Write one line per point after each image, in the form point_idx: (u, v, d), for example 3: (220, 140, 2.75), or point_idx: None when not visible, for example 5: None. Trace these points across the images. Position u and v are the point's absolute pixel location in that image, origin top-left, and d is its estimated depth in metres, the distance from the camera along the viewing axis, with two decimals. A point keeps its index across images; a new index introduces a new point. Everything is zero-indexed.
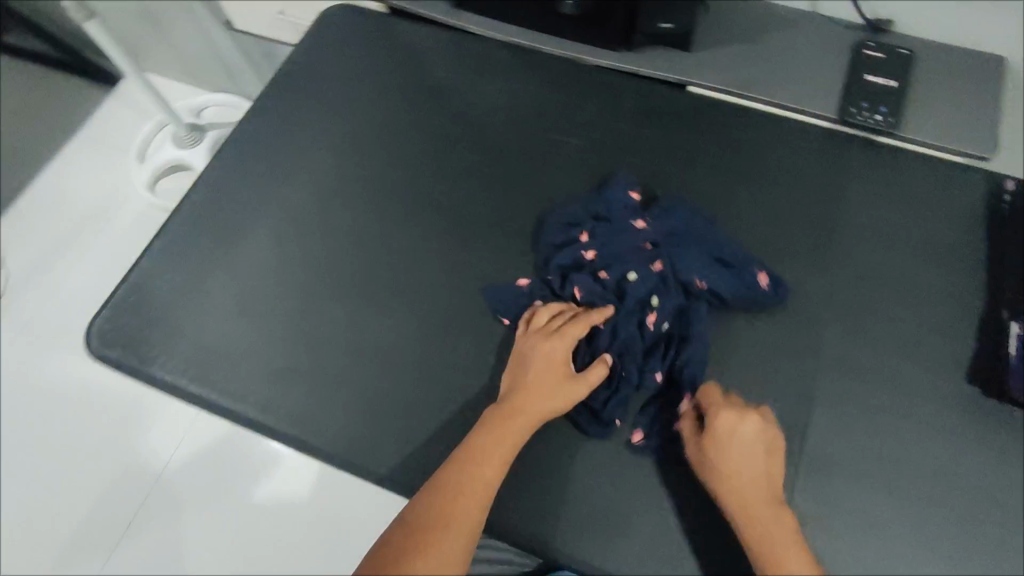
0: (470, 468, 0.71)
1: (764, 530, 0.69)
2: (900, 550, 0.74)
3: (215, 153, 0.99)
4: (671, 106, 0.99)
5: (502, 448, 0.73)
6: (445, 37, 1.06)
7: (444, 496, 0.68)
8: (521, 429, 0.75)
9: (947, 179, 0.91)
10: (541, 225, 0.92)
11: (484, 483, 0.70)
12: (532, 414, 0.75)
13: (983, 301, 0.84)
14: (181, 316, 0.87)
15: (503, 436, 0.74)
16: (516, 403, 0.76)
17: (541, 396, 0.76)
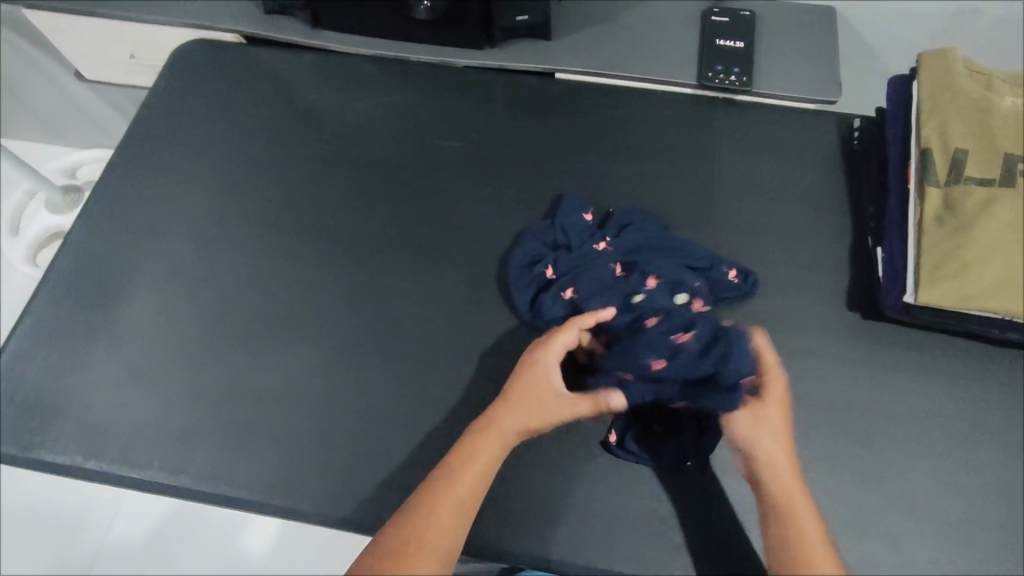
0: (449, 490, 0.65)
1: (786, 486, 0.64)
2: (831, 484, 0.74)
3: (80, 215, 0.94)
4: (541, 95, 1.00)
5: (483, 465, 0.67)
6: (309, 59, 1.04)
7: (421, 521, 0.63)
8: (506, 442, 0.69)
9: (801, 126, 0.96)
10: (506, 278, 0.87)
11: (461, 507, 0.65)
12: (515, 425, 0.69)
13: (852, 231, 0.89)
14: (66, 391, 0.80)
15: (487, 452, 0.68)
16: (502, 415, 0.70)
17: (530, 406, 0.70)
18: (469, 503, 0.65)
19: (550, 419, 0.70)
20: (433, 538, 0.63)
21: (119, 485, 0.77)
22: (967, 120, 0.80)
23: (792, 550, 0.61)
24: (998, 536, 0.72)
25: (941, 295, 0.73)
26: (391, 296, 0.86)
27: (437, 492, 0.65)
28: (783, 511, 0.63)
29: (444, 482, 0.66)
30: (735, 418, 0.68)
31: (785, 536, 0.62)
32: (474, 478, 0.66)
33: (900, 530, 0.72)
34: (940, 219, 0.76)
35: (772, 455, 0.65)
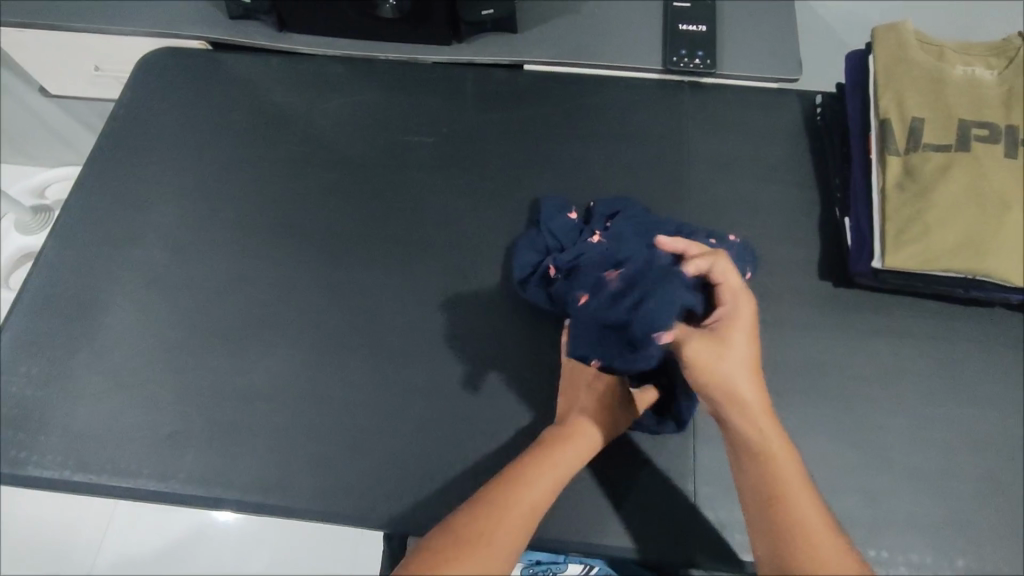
0: (532, 482, 0.62)
1: (759, 421, 0.61)
2: (814, 447, 0.76)
3: (53, 229, 0.92)
4: (511, 87, 1.01)
5: (563, 466, 0.65)
6: (277, 62, 1.04)
7: (503, 508, 0.59)
8: (579, 449, 0.68)
9: (765, 105, 0.99)
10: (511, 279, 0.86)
11: (541, 501, 0.62)
12: (588, 433, 0.69)
13: (820, 203, 0.91)
14: (49, 406, 0.80)
15: (563, 453, 0.66)
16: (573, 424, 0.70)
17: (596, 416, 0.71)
18: (547, 500, 0.62)
19: (590, 442, 0.69)
20: (512, 528, 0.58)
21: (108, 495, 0.76)
22: (921, 89, 0.82)
23: (772, 488, 0.57)
24: (972, 487, 0.74)
25: (906, 259, 0.75)
26: (372, 292, 0.87)
27: (517, 483, 0.62)
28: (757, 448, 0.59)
29: (524, 474, 0.63)
30: (696, 350, 0.63)
31: (763, 473, 0.58)
32: (553, 476, 0.64)
33: (881, 487, 0.74)
34: (902, 186, 0.79)
35: (739, 387, 0.61)
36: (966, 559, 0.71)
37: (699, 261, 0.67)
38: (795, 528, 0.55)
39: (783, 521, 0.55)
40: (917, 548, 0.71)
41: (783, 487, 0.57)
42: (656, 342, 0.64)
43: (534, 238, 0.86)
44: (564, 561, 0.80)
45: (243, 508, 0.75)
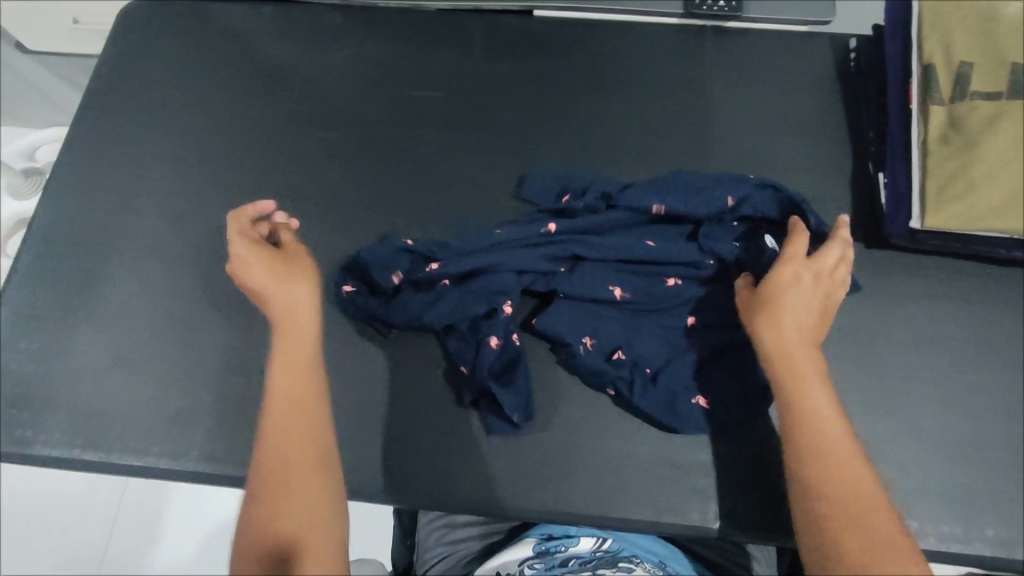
0: (301, 451, 0.60)
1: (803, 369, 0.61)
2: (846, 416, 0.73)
3: (43, 196, 0.88)
4: (521, 35, 0.94)
5: (301, 350, 0.65)
6: (270, 12, 0.97)
7: (271, 451, 0.60)
8: (310, 317, 0.67)
9: (795, 50, 0.92)
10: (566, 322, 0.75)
11: (292, 400, 0.62)
12: (298, 312, 0.67)
13: (851, 158, 0.86)
14: (53, 382, 0.77)
15: (291, 399, 0.62)
16: (285, 305, 0.67)
17: (299, 285, 0.68)
18: (311, 394, 0.63)
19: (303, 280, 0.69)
20: (308, 451, 0.60)
21: (118, 473, 0.74)
22: (972, 31, 0.76)
23: (811, 464, 0.57)
24: (1006, 456, 0.72)
25: (946, 219, 0.71)
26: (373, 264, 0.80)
27: (269, 418, 0.61)
28: (795, 408, 0.60)
29: (270, 404, 0.62)
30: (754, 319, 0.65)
31: (803, 451, 0.58)
32: (297, 378, 0.64)
33: (912, 458, 0.72)
34: (946, 139, 0.73)
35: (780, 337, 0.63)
36: (998, 530, 0.70)
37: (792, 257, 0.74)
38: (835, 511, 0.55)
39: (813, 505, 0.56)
40: (948, 519, 0.70)
41: (825, 480, 0.56)
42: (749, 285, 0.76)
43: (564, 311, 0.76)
44: (575, 533, 0.76)
45: None
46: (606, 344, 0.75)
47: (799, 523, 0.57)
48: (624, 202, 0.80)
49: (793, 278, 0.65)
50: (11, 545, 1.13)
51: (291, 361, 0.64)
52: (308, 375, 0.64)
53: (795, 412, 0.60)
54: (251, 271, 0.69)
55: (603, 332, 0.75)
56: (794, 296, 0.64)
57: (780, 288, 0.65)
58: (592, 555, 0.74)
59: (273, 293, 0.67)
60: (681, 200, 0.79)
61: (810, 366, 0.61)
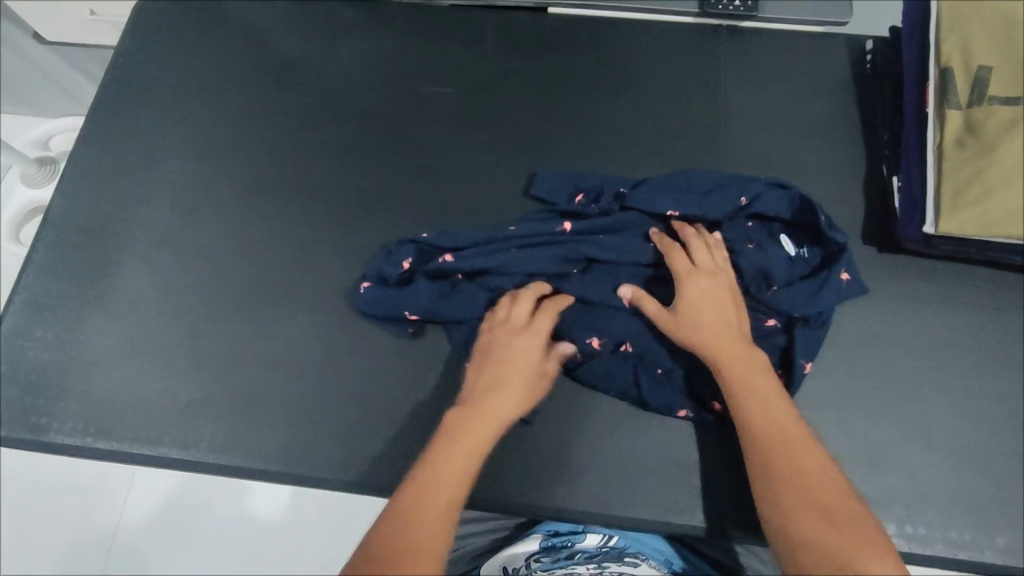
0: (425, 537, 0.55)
1: (745, 371, 0.64)
2: (855, 421, 0.73)
3: (59, 187, 0.88)
4: (534, 32, 0.94)
5: (469, 450, 0.62)
6: (284, 7, 0.97)
7: (400, 535, 0.55)
8: (484, 435, 0.64)
9: (811, 51, 0.91)
10: (575, 324, 0.76)
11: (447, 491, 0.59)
12: (492, 415, 0.65)
13: (865, 161, 0.85)
14: (66, 372, 0.78)
15: (442, 480, 0.60)
16: (480, 405, 0.66)
17: (513, 388, 0.67)
18: (459, 497, 0.59)
19: (513, 383, 0.68)
20: (429, 550, 0.54)
21: (131, 462, 0.75)
22: (991, 33, 0.75)
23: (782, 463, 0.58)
24: (1016, 463, 0.72)
25: (962, 224, 0.70)
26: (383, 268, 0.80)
27: (415, 492, 0.58)
28: (749, 412, 0.62)
29: (421, 487, 0.59)
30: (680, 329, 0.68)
31: (769, 449, 0.59)
32: (458, 476, 0.60)
33: (921, 464, 0.72)
34: (962, 143, 0.72)
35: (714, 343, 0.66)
36: (1006, 538, 0.69)
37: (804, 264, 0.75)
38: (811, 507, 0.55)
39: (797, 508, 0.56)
40: (956, 525, 0.70)
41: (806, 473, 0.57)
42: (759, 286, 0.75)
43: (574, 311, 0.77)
44: (583, 530, 0.77)
45: (268, 475, 0.74)
46: (618, 344, 0.76)
47: (778, 532, 0.55)
48: (634, 203, 0.80)
49: (709, 287, 0.70)
50: (23, 531, 1.14)
51: (462, 458, 0.62)
52: (470, 466, 0.62)
53: (747, 415, 0.62)
54: (490, 368, 0.69)
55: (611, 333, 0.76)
56: (708, 301, 0.69)
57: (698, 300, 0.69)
58: (598, 549, 0.78)
59: (496, 391, 0.67)
60: (694, 201, 0.79)
61: (745, 363, 0.65)
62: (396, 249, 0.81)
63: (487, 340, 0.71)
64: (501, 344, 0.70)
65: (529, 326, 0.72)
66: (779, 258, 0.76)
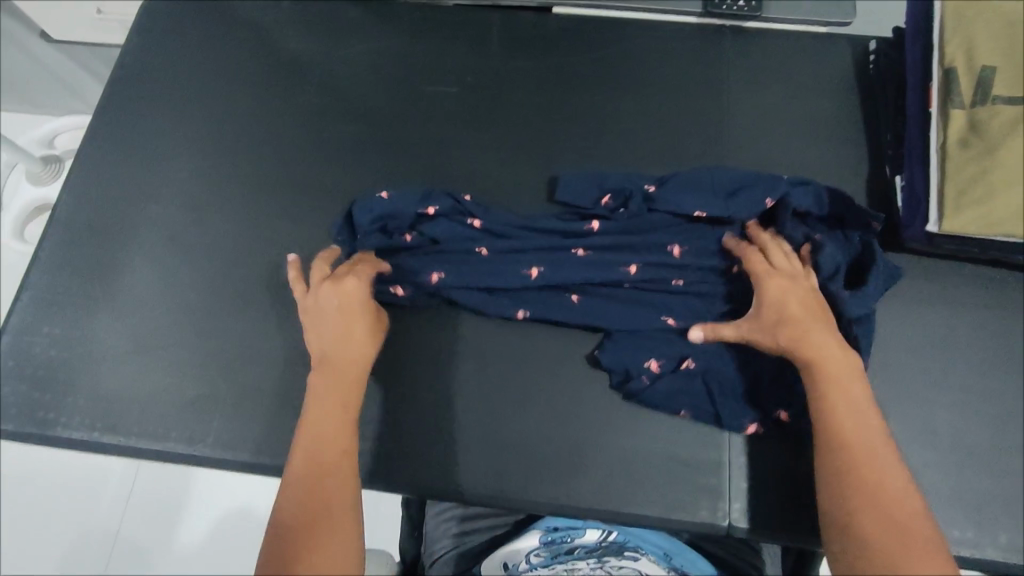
0: (329, 496, 0.60)
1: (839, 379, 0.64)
2: None
3: (66, 184, 0.89)
4: (538, 31, 0.94)
5: (338, 400, 0.67)
6: (290, 6, 0.98)
7: (304, 492, 0.60)
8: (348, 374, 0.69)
9: (814, 50, 0.92)
10: (623, 344, 0.76)
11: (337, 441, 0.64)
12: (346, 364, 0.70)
13: (869, 161, 0.86)
14: (73, 367, 0.78)
15: (317, 457, 0.63)
16: (332, 367, 0.69)
17: (349, 347, 0.71)
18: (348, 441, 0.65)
19: (348, 349, 0.71)
20: (336, 514, 0.59)
21: (136, 457, 0.76)
22: (994, 33, 0.75)
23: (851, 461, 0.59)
24: (1020, 462, 0.72)
25: (966, 223, 0.71)
26: (402, 207, 0.82)
27: (297, 471, 0.62)
28: (839, 421, 0.61)
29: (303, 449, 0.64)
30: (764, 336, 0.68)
31: (856, 460, 0.59)
32: (333, 429, 0.65)
33: (925, 462, 0.72)
34: (966, 142, 0.73)
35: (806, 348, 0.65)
36: (1010, 536, 0.70)
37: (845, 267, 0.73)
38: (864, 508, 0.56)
39: (862, 523, 0.56)
40: (959, 523, 0.70)
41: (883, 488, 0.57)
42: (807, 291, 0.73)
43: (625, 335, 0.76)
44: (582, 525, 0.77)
45: (274, 471, 0.74)
46: (668, 363, 0.75)
47: (848, 536, 0.56)
48: (662, 206, 0.80)
49: (788, 283, 0.70)
50: (26, 527, 1.15)
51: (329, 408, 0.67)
52: (344, 431, 0.65)
53: (838, 423, 0.61)
54: (330, 330, 0.71)
55: (668, 349, 0.76)
56: (798, 305, 0.68)
57: (780, 295, 0.69)
58: (598, 544, 0.77)
59: (350, 344, 0.71)
60: (719, 206, 0.79)
61: (842, 371, 0.64)
62: (433, 194, 0.83)
63: (324, 288, 0.73)
64: (316, 302, 0.73)
65: (338, 287, 0.74)
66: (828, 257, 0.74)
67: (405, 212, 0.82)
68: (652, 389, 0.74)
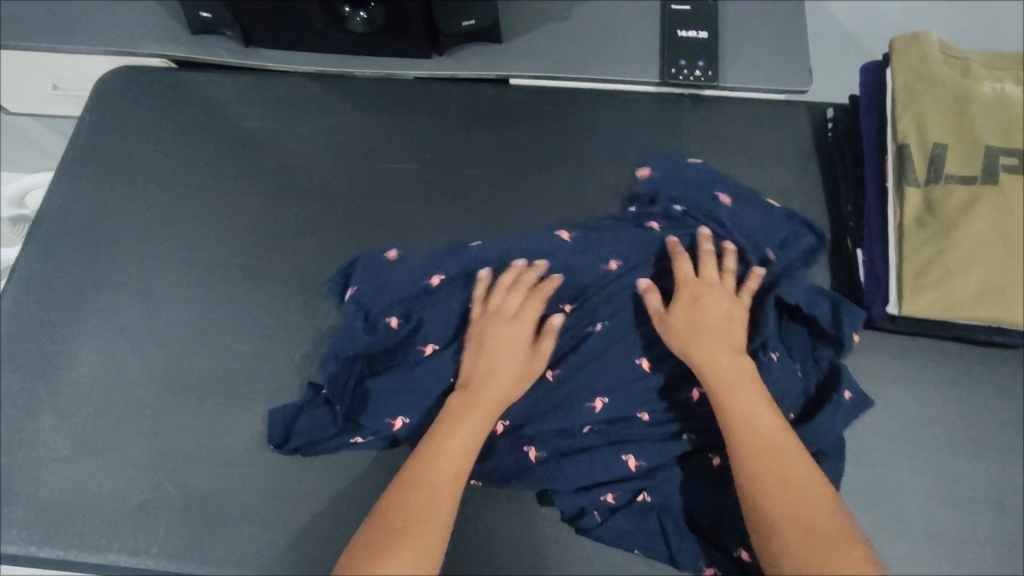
0: (424, 496, 0.64)
1: (732, 379, 0.68)
2: None
3: (10, 274, 0.87)
4: (497, 104, 0.94)
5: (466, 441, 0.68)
6: (246, 81, 0.97)
7: (415, 496, 0.64)
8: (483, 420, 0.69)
9: (773, 119, 0.91)
10: (575, 477, 0.71)
11: (454, 470, 0.66)
12: (490, 404, 0.70)
13: (830, 232, 0.85)
14: (12, 472, 0.76)
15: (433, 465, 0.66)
16: (478, 392, 0.71)
17: (500, 381, 0.71)
18: (466, 464, 0.67)
19: (501, 378, 0.71)
20: (429, 522, 0.62)
21: (78, 570, 0.72)
22: (945, 109, 0.75)
23: (759, 456, 0.64)
24: (990, 550, 0.70)
25: (925, 306, 0.70)
26: (371, 297, 0.80)
27: (414, 492, 0.64)
28: (734, 421, 0.66)
29: (427, 463, 0.66)
30: (688, 343, 0.71)
31: (750, 451, 0.64)
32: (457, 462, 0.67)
33: (897, 554, 0.70)
34: (922, 223, 0.72)
35: (711, 357, 0.70)
36: None
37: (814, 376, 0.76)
38: (786, 508, 0.61)
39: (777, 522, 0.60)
40: None
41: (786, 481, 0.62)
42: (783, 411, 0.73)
43: (580, 465, 0.71)
44: None
45: None
46: (622, 496, 0.72)
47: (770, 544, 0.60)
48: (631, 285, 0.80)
49: (715, 297, 0.74)
50: None
51: (462, 446, 0.67)
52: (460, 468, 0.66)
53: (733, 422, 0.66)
54: (489, 359, 0.73)
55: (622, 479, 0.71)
56: (714, 316, 0.73)
57: (697, 305, 0.73)
58: None
59: (497, 376, 0.71)
60: None
61: (737, 370, 0.69)
62: (405, 277, 0.81)
63: (496, 323, 0.75)
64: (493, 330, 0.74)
65: (504, 319, 0.75)
66: (794, 375, 0.75)
67: (373, 303, 0.80)
68: (605, 529, 0.70)
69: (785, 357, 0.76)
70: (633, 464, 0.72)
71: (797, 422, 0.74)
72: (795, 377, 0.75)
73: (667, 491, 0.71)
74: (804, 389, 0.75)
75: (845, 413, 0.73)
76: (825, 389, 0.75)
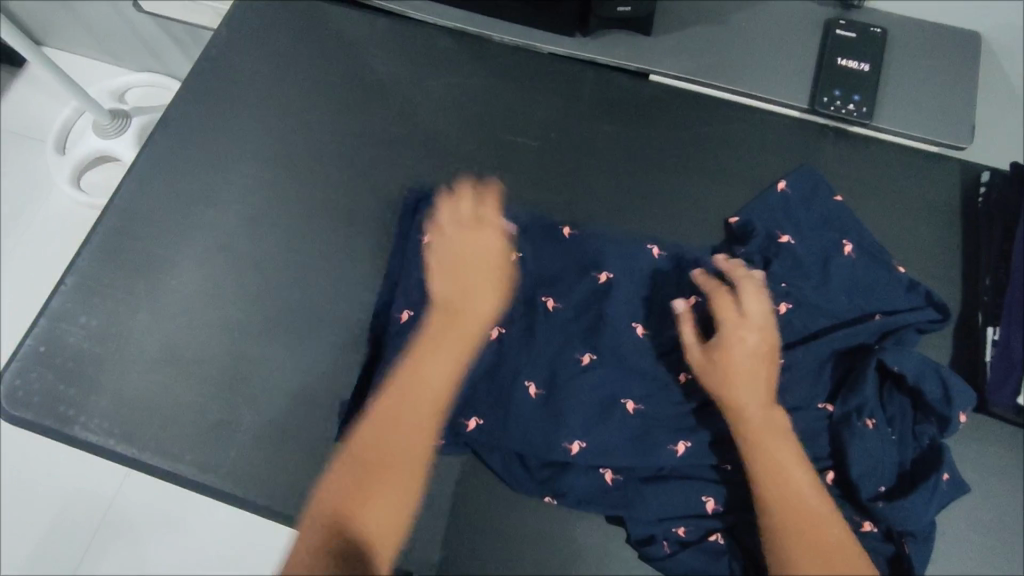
0: (388, 436, 0.69)
1: (781, 440, 0.68)
2: None
3: (126, 172, 0.89)
4: (632, 99, 0.90)
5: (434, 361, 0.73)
6: (382, 23, 0.95)
7: (381, 433, 0.69)
8: (458, 320, 0.76)
9: (920, 172, 0.86)
10: (649, 502, 0.71)
11: (425, 407, 0.71)
12: (465, 326, 0.75)
13: (960, 304, 0.80)
14: (102, 365, 0.78)
15: (410, 397, 0.71)
16: (460, 251, 0.79)
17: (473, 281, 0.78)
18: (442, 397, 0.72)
19: (483, 251, 0.79)
20: (400, 458, 0.69)
21: (148, 471, 0.75)
22: None
23: (796, 519, 0.64)
24: None
25: None
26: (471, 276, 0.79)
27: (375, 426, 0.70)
28: (772, 480, 0.66)
29: (398, 394, 0.71)
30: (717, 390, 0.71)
31: (788, 511, 0.65)
32: (427, 404, 0.71)
33: None
34: None
35: (754, 410, 0.69)
36: None
37: (909, 451, 0.71)
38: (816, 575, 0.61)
39: None
40: None
41: (817, 548, 0.63)
42: (873, 482, 0.70)
43: (659, 491, 0.71)
44: None
45: (282, 514, 0.74)
46: (694, 532, 0.71)
47: None
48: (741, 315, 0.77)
49: (746, 344, 0.72)
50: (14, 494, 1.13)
51: (428, 384, 0.72)
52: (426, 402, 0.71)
53: (778, 481, 0.66)
54: (459, 242, 0.79)
55: (696, 515, 0.71)
56: (743, 365, 0.71)
57: (738, 358, 0.72)
58: None
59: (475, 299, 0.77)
60: (794, 332, 0.77)
61: (784, 431, 0.69)
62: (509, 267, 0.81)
63: (454, 235, 0.80)
64: (463, 244, 0.79)
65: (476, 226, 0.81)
66: (888, 444, 0.71)
67: None
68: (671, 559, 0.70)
69: (880, 424, 0.72)
70: (710, 505, 0.72)
71: (888, 498, 0.69)
72: (888, 448, 0.71)
73: (740, 539, 0.70)
74: (899, 462, 0.71)
75: (942, 496, 0.68)
76: (922, 467, 0.70)
